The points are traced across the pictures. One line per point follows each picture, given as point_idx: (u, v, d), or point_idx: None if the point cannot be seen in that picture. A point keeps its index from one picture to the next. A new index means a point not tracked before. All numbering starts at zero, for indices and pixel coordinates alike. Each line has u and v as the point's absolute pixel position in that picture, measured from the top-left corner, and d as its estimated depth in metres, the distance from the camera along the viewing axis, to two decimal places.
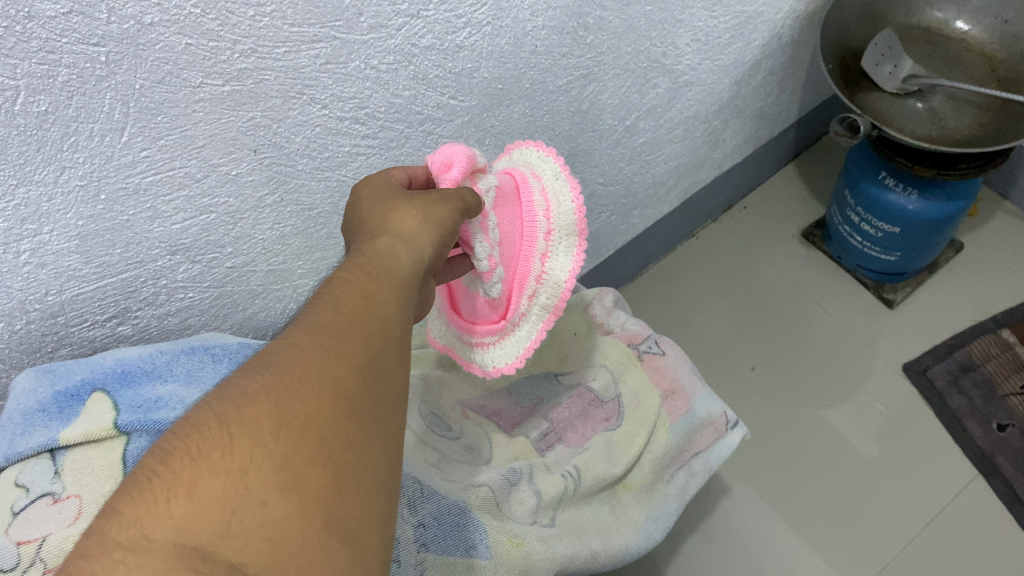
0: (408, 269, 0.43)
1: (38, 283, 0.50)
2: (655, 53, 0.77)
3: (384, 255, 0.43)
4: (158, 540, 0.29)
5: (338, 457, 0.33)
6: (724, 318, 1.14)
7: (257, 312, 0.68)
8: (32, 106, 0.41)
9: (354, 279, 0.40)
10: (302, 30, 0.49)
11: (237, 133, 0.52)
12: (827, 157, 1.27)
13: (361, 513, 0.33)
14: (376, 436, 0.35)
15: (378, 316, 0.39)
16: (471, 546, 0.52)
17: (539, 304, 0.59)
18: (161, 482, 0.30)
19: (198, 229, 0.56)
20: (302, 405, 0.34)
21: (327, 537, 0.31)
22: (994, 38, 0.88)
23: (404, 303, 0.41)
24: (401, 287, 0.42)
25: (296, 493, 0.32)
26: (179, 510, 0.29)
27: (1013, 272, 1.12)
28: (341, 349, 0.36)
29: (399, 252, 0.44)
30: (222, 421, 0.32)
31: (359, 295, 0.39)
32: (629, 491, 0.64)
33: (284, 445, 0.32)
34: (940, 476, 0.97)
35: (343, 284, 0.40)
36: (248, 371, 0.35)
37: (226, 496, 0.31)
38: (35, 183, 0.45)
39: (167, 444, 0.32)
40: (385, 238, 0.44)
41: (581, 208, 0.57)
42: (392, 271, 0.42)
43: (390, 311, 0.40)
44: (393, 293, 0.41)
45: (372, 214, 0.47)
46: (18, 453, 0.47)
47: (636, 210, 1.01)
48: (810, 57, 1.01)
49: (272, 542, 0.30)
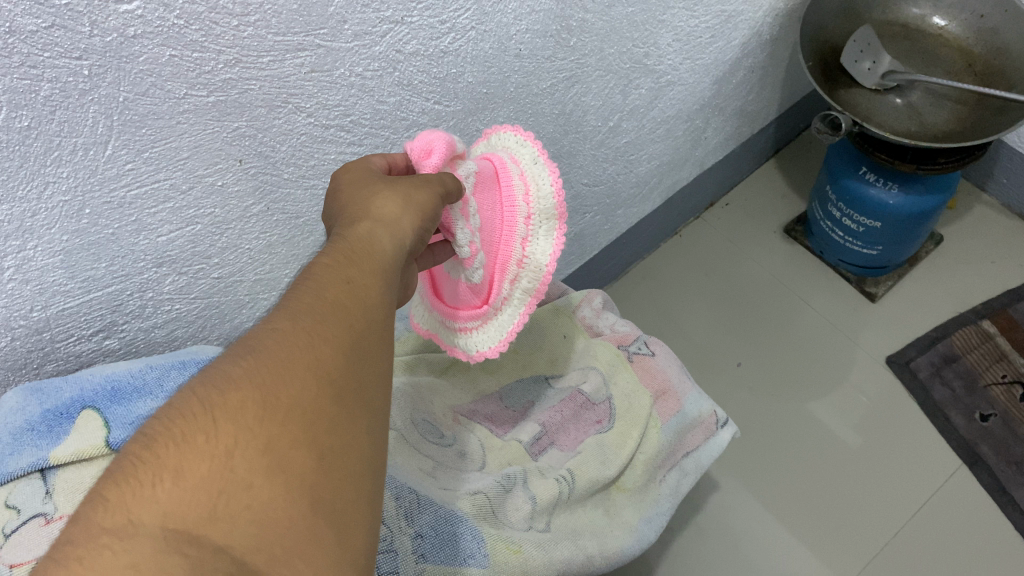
0: (389, 254, 0.43)
1: (23, 299, 0.49)
2: (638, 53, 0.77)
3: (366, 239, 0.43)
4: (145, 525, 0.29)
5: (323, 439, 0.33)
6: (707, 314, 1.14)
7: (245, 322, 0.67)
8: (15, 121, 0.41)
9: (336, 264, 0.40)
10: (287, 39, 0.49)
11: (223, 144, 0.51)
12: (806, 153, 1.27)
13: (347, 493, 0.33)
14: (364, 417, 0.35)
15: (362, 299, 0.38)
16: (466, 555, 0.52)
17: (520, 289, 0.58)
18: (147, 467, 0.30)
19: (184, 241, 0.55)
20: (287, 389, 0.33)
21: (314, 520, 0.31)
22: (970, 33, 0.88)
23: (387, 286, 0.41)
24: (384, 272, 0.41)
25: (282, 475, 0.31)
26: (165, 494, 0.29)
27: (992, 263, 1.14)
28: (326, 332, 0.35)
29: (381, 237, 0.43)
30: (206, 405, 0.32)
31: (342, 279, 0.39)
32: (623, 493, 0.64)
33: (269, 428, 0.32)
34: (921, 464, 0.98)
35: (326, 266, 0.39)
36: (231, 355, 0.34)
37: (211, 480, 0.30)
38: (19, 200, 0.44)
39: (151, 429, 0.31)
40: (367, 222, 0.44)
41: (560, 192, 0.56)
42: (374, 256, 0.42)
43: (373, 294, 0.39)
44: (375, 276, 0.40)
45: (355, 198, 0.47)
46: (7, 474, 0.46)
47: (620, 210, 1.01)
48: (788, 54, 1.01)
49: (260, 525, 0.30)
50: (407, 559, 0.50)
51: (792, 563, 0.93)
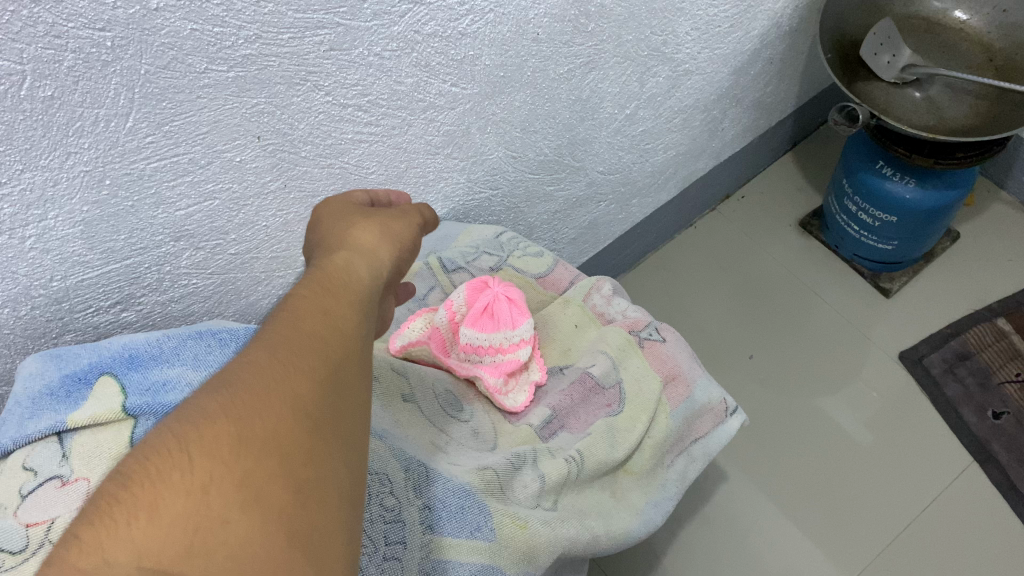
0: (366, 281, 0.43)
1: (44, 268, 0.50)
2: (656, 41, 0.77)
3: (342, 269, 0.43)
4: (121, 564, 0.28)
5: (300, 472, 0.33)
6: (719, 311, 1.14)
7: (261, 299, 0.68)
8: (38, 90, 0.42)
9: (314, 295, 0.40)
10: (307, 16, 0.49)
11: (242, 120, 0.52)
12: (824, 147, 1.27)
13: (324, 525, 0.32)
14: (339, 450, 0.35)
15: (338, 328, 0.38)
16: (475, 527, 0.52)
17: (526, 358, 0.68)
18: (122, 506, 0.29)
19: (202, 216, 0.56)
20: (262, 423, 0.32)
21: (291, 554, 0.31)
22: (992, 28, 0.88)
23: (363, 316, 0.41)
24: (358, 301, 0.41)
25: (258, 509, 0.31)
26: (141, 532, 0.28)
27: (1009, 261, 1.13)
28: (302, 365, 0.35)
29: (357, 266, 0.44)
30: (182, 440, 0.31)
31: (318, 311, 0.38)
32: (630, 476, 0.64)
33: (245, 462, 0.31)
34: (928, 472, 0.97)
35: (303, 297, 0.39)
36: (206, 389, 0.34)
37: (187, 516, 0.30)
38: (41, 168, 0.45)
39: (126, 466, 0.30)
40: (343, 254, 0.44)
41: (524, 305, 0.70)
42: (349, 284, 0.42)
43: (350, 325, 0.39)
44: (351, 307, 0.40)
45: (329, 231, 0.47)
46: (26, 437, 0.46)
47: (635, 198, 1.01)
48: (807, 46, 1.01)
49: (237, 560, 0.30)
50: (414, 529, 0.50)
51: (809, 565, 0.92)
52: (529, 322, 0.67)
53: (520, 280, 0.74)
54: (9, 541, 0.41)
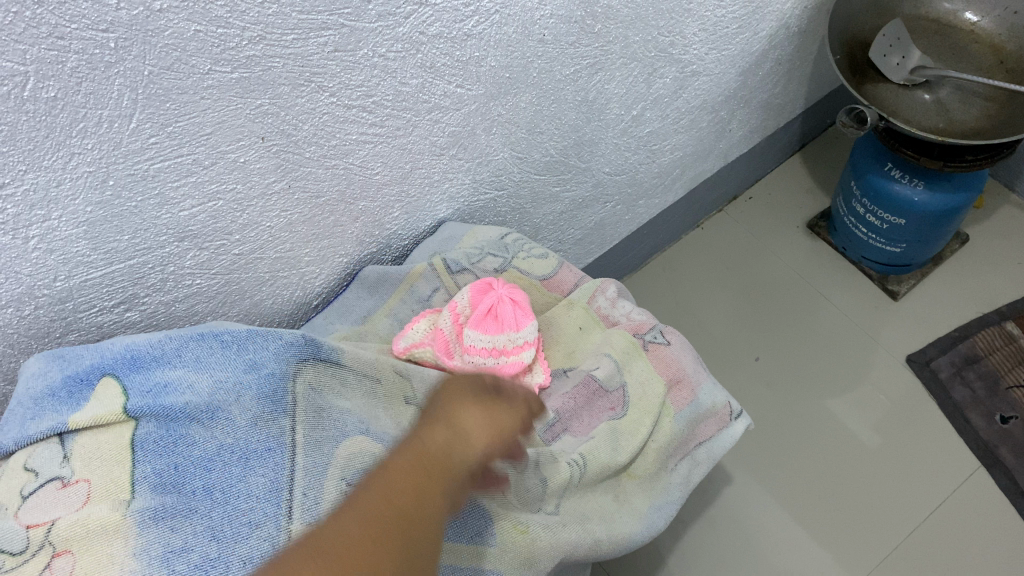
0: (459, 470, 0.45)
1: (47, 269, 0.50)
2: (663, 42, 0.77)
3: (442, 450, 0.45)
4: None
5: None
6: (726, 313, 1.13)
7: (266, 300, 0.67)
8: (41, 92, 0.42)
9: (407, 472, 0.44)
10: (311, 17, 0.49)
11: (246, 120, 0.52)
12: (833, 148, 1.26)
13: None
14: None
15: (426, 512, 0.43)
16: (477, 533, 0.53)
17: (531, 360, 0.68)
18: None
19: (206, 216, 0.56)
20: None
21: None
22: (1002, 30, 0.87)
23: (450, 499, 0.45)
24: (449, 487, 0.45)
25: None
26: None
27: (1018, 264, 1.13)
28: (384, 549, 0.40)
29: (455, 455, 0.45)
30: None
31: (409, 494, 0.43)
32: (633, 480, 0.63)
33: None
34: (936, 476, 0.97)
35: (398, 472, 0.44)
36: (300, 554, 0.39)
37: None
38: (44, 169, 0.45)
39: None
40: (445, 437, 0.45)
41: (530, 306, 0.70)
42: (444, 470, 0.45)
43: (433, 506, 0.43)
44: (440, 491, 0.44)
45: (441, 404, 0.47)
46: (27, 437, 0.45)
47: (642, 199, 1.01)
48: (816, 47, 1.01)
49: None
50: None
51: (817, 570, 0.92)
52: (532, 325, 0.67)
53: (524, 282, 0.74)
54: (9, 541, 0.41)
